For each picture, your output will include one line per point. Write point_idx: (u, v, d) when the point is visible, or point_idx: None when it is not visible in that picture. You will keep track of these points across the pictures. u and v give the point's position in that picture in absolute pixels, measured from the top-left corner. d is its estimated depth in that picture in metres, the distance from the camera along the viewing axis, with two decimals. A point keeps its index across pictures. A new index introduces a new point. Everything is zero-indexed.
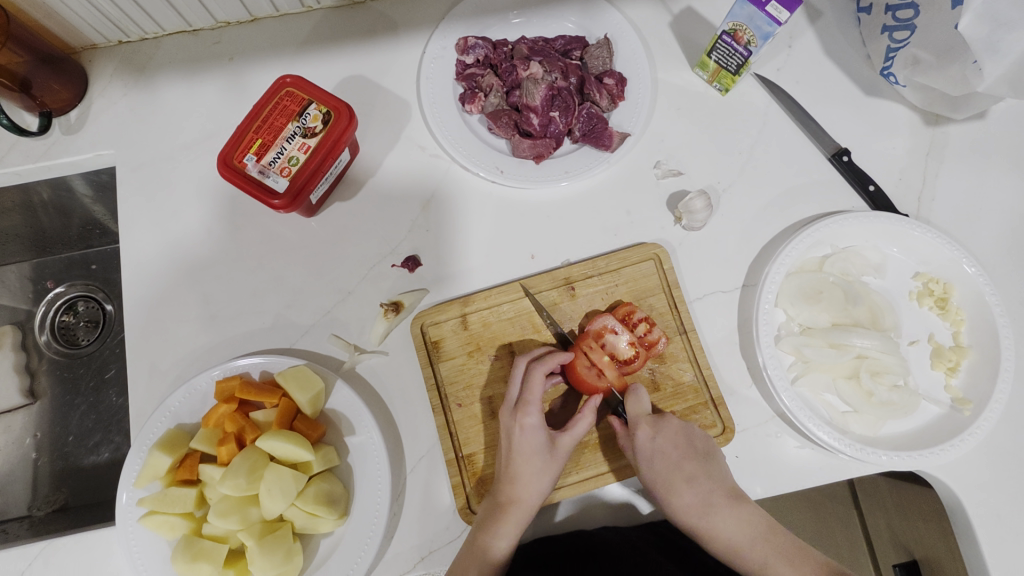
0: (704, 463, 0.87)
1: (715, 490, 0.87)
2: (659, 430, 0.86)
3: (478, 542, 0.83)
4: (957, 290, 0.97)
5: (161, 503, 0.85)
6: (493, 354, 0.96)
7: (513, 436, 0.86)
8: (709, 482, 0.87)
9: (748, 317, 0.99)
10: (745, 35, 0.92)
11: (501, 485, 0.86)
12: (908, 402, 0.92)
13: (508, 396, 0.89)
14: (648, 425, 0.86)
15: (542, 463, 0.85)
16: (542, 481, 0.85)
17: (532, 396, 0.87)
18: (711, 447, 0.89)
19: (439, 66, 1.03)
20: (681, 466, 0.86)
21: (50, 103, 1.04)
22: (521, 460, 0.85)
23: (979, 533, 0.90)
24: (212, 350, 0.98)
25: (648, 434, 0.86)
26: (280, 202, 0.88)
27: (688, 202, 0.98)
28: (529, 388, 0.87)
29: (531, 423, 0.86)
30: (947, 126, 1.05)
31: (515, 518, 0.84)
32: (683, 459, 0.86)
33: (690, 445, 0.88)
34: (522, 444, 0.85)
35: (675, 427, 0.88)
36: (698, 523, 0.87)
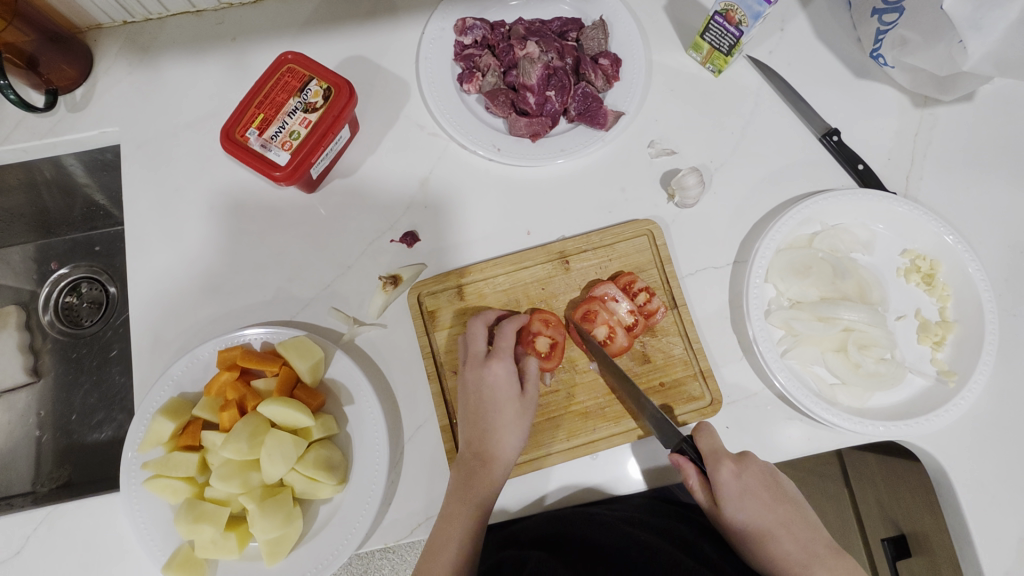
0: (777, 493, 0.85)
1: (789, 521, 0.84)
2: (734, 461, 0.84)
3: (463, 508, 0.83)
4: (943, 266, 0.99)
5: (164, 467, 0.86)
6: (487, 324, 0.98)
7: (484, 388, 0.89)
8: (782, 512, 0.84)
9: (739, 292, 1.01)
10: (736, 16, 0.95)
11: (474, 442, 0.87)
12: (895, 374, 0.94)
13: (475, 350, 0.92)
14: (728, 460, 0.83)
15: (512, 413, 0.88)
16: (515, 433, 0.87)
17: (503, 346, 0.90)
18: (777, 478, 0.87)
19: (437, 47, 1.05)
20: (757, 499, 0.83)
21: (57, 81, 1.06)
22: (492, 411, 0.87)
23: (964, 502, 0.92)
24: (214, 323, 1.00)
25: (728, 469, 0.83)
26: (282, 175, 0.90)
27: (680, 178, 1.01)
28: (500, 338, 0.91)
29: (502, 373, 0.89)
30: (935, 107, 1.07)
31: (493, 474, 0.85)
32: (754, 488, 0.84)
33: (762, 476, 0.86)
34: (494, 395, 0.88)
35: (744, 455, 0.86)
36: (769, 551, 0.83)
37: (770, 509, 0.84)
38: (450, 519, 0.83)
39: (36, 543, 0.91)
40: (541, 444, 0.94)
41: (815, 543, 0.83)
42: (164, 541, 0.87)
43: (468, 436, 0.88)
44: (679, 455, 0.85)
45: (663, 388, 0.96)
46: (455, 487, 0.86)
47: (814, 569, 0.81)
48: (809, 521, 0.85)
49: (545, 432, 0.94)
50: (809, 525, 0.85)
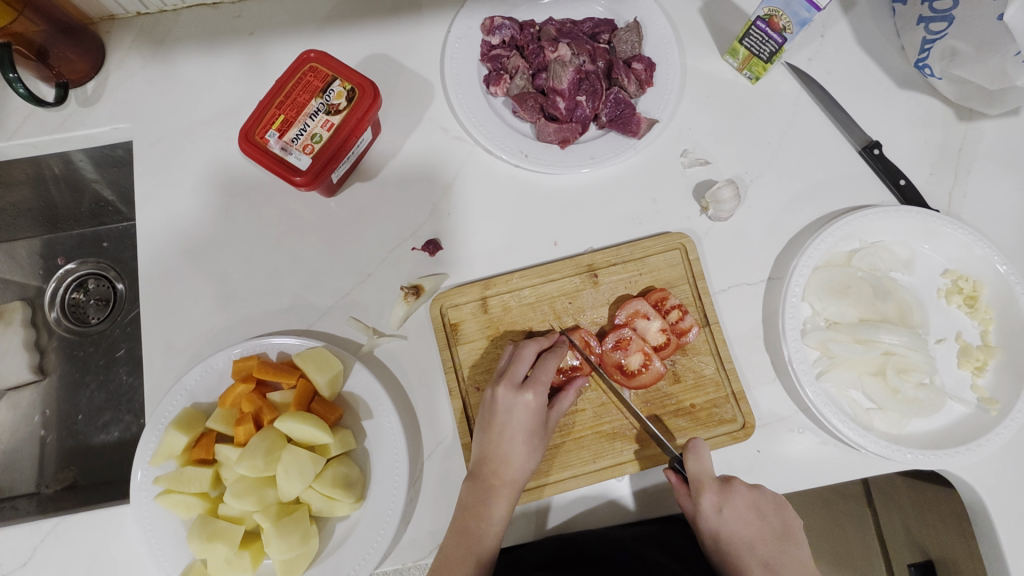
0: (764, 529, 0.82)
1: (770, 558, 0.81)
2: (719, 491, 0.82)
3: (471, 527, 0.81)
4: (986, 288, 0.95)
5: (176, 482, 0.83)
6: (512, 339, 0.95)
7: (513, 413, 0.85)
8: (764, 549, 0.81)
9: (773, 311, 0.97)
10: (781, 21, 0.90)
11: (491, 463, 0.84)
12: (934, 400, 0.90)
13: (514, 372, 0.87)
14: (711, 490, 0.81)
15: (537, 441, 0.85)
16: (534, 459, 0.85)
17: (544, 376, 0.86)
18: (770, 510, 0.83)
19: (464, 46, 1.01)
20: (738, 532, 0.81)
21: (68, 74, 1.02)
22: (517, 437, 0.84)
23: (1001, 533, 0.89)
24: (228, 330, 0.97)
25: (709, 498, 0.81)
26: (302, 180, 0.86)
27: (715, 191, 0.97)
28: (542, 368, 0.87)
29: (534, 402, 0.85)
30: (980, 121, 1.03)
31: (507, 495, 0.83)
32: (736, 522, 0.81)
33: (751, 510, 0.83)
34: (522, 421, 0.85)
35: (731, 482, 0.84)
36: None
37: (751, 543, 0.81)
38: (463, 536, 0.81)
39: (42, 555, 0.88)
40: (565, 466, 0.90)
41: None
42: (176, 557, 0.84)
43: (482, 454, 0.86)
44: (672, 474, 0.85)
45: (694, 410, 0.92)
46: (464, 502, 0.84)
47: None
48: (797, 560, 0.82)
49: (570, 454, 0.91)
50: (795, 565, 0.82)
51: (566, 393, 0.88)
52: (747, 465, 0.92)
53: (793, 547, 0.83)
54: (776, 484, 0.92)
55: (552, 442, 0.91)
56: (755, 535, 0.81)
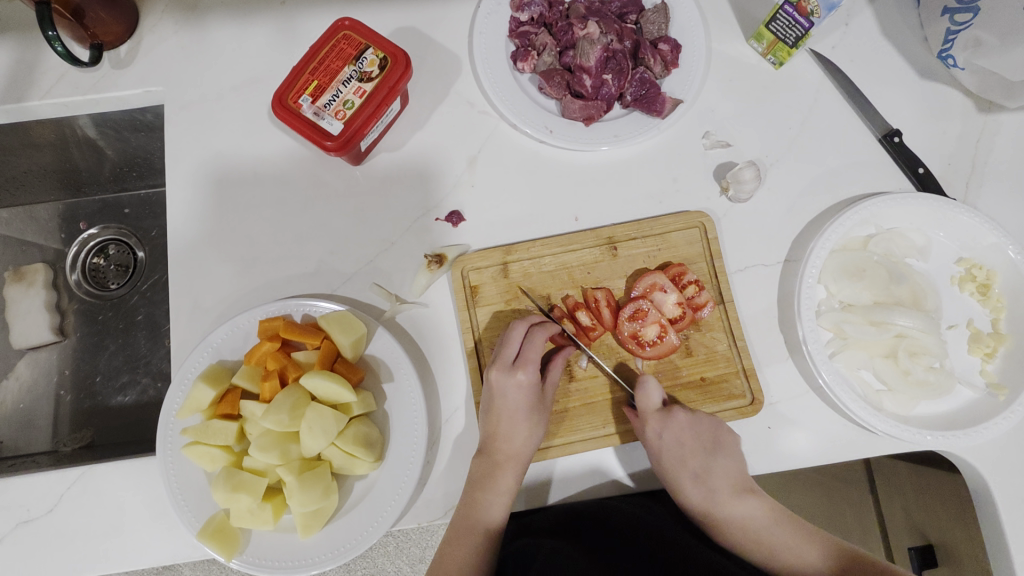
0: (695, 446, 0.88)
1: (700, 471, 0.88)
2: (661, 419, 0.87)
3: (481, 499, 0.85)
4: (999, 276, 0.97)
5: (203, 434, 0.86)
6: (530, 304, 0.96)
7: (507, 393, 0.88)
8: (696, 463, 0.88)
9: (789, 292, 0.99)
10: (808, 6, 0.91)
11: (495, 441, 0.87)
12: (944, 383, 0.92)
13: (505, 354, 0.90)
14: (650, 419, 0.87)
15: (535, 417, 0.88)
16: (536, 434, 0.87)
17: (532, 355, 0.89)
18: (706, 429, 0.89)
19: (492, 22, 1.02)
20: (676, 453, 0.87)
21: (102, 36, 1.03)
22: (515, 415, 0.87)
23: (1005, 516, 0.91)
24: (253, 292, 0.99)
25: (652, 427, 0.87)
26: (333, 145, 0.88)
27: (737, 171, 0.98)
28: (530, 347, 0.89)
29: (527, 381, 0.88)
30: (1000, 114, 1.04)
31: (512, 470, 0.86)
32: (674, 444, 0.87)
33: (687, 431, 0.88)
34: (517, 401, 0.87)
35: (671, 411, 0.88)
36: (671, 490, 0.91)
37: (683, 461, 0.88)
38: (477, 504, 0.85)
39: (68, 503, 0.90)
40: (575, 429, 0.92)
41: (718, 489, 0.89)
42: (200, 507, 0.86)
43: (487, 433, 0.88)
44: (626, 407, 0.91)
45: (704, 383, 0.94)
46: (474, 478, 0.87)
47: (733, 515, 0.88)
48: (727, 470, 0.89)
49: (580, 418, 0.92)
50: (730, 473, 0.89)
51: (555, 363, 0.92)
52: (758, 442, 0.94)
53: (730, 461, 0.89)
54: (785, 461, 0.94)
55: (565, 407, 0.92)
56: (687, 453, 0.88)
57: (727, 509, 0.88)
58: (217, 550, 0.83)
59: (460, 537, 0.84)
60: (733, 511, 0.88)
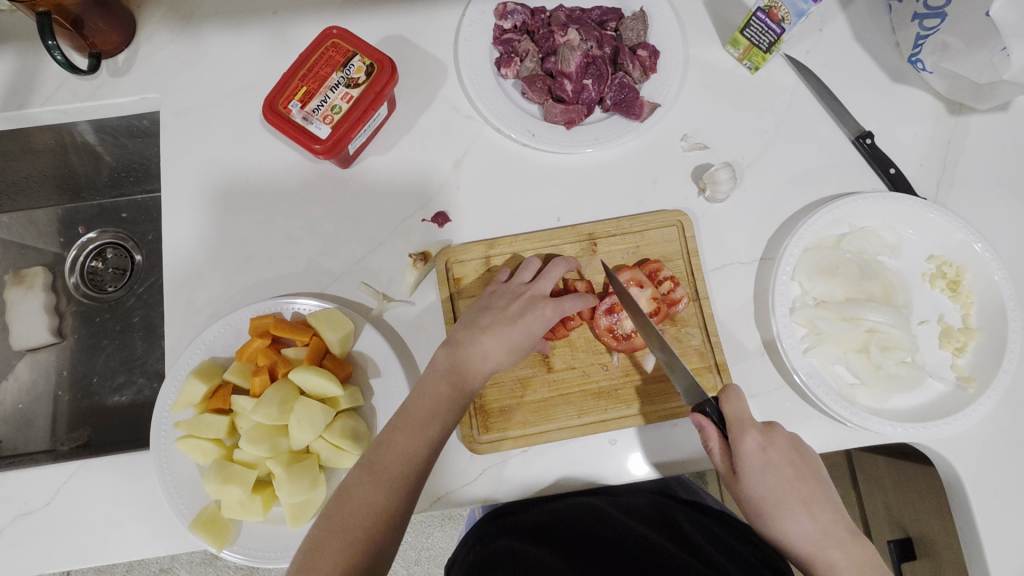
0: (803, 470, 0.82)
1: (811, 502, 0.81)
2: (763, 433, 0.82)
3: (438, 408, 0.81)
4: (969, 273, 1.00)
5: (195, 428, 0.89)
6: None
7: (527, 311, 0.87)
8: (808, 492, 0.81)
9: (765, 289, 1.02)
10: (779, 12, 0.95)
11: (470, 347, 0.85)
12: (915, 377, 0.94)
13: (525, 280, 0.93)
14: (754, 430, 0.81)
15: (518, 345, 0.86)
16: (511, 359, 0.86)
17: (570, 307, 0.89)
18: (805, 453, 0.84)
19: (477, 29, 1.06)
20: (781, 474, 0.81)
21: (101, 45, 1.07)
22: (518, 328, 0.86)
23: (975, 506, 0.94)
24: (245, 291, 1.02)
25: (753, 439, 0.81)
26: (322, 148, 0.92)
27: (712, 172, 1.01)
28: (573, 305, 0.89)
29: (548, 320, 0.87)
30: (970, 116, 1.07)
31: (483, 364, 0.85)
32: (777, 462, 0.81)
33: (790, 452, 0.83)
34: (534, 320, 0.86)
35: (773, 428, 0.84)
36: (779, 525, 0.81)
37: (791, 483, 0.81)
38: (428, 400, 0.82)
39: (65, 496, 0.93)
40: (551, 418, 0.95)
41: (836, 526, 0.80)
42: (192, 500, 0.89)
43: (474, 326, 0.87)
44: (710, 423, 0.84)
45: None
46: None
47: (830, 554, 0.78)
48: (837, 507, 0.82)
49: (557, 408, 0.95)
50: (831, 508, 0.82)
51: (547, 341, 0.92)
52: None
53: (830, 493, 0.83)
54: None
55: (542, 397, 0.96)
56: (792, 474, 0.81)
57: (839, 553, 0.78)
58: (208, 540, 0.86)
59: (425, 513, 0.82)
60: (841, 553, 0.78)
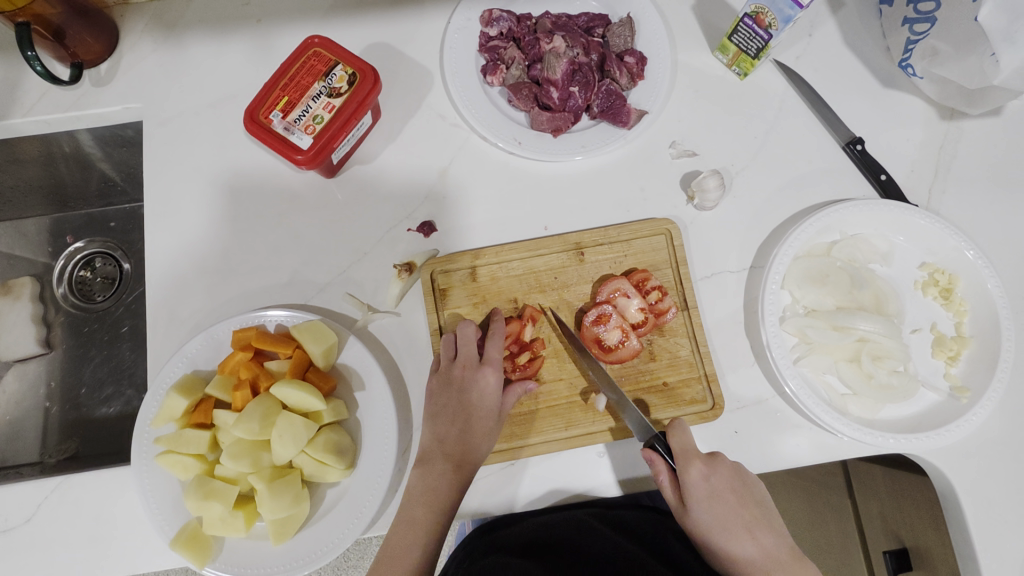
0: (745, 495, 0.84)
1: (753, 526, 0.84)
2: (707, 463, 0.83)
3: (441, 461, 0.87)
4: (961, 281, 0.98)
5: (176, 443, 0.87)
6: (496, 307, 0.99)
7: (469, 391, 0.91)
8: (751, 516, 0.84)
9: (755, 298, 1.00)
10: (766, 18, 0.93)
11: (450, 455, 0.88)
12: (907, 387, 0.93)
13: (466, 355, 0.93)
14: (699, 461, 0.82)
15: (489, 424, 0.90)
16: (487, 440, 0.89)
17: (491, 353, 0.92)
18: (747, 478, 0.86)
19: (463, 37, 1.05)
20: (725, 502, 0.83)
21: (83, 55, 1.06)
22: (470, 416, 0.90)
23: (970, 518, 0.92)
24: (228, 303, 1.01)
25: (698, 470, 0.82)
26: (303, 158, 0.90)
27: (701, 180, 1.00)
28: (492, 346, 0.93)
29: (490, 383, 0.91)
30: (962, 121, 1.06)
31: (457, 486, 0.86)
32: (720, 491, 0.83)
33: (733, 479, 0.85)
34: (477, 399, 0.91)
35: (716, 456, 0.86)
36: (724, 551, 0.83)
37: (734, 510, 0.83)
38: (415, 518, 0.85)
39: (46, 512, 0.92)
40: (538, 431, 0.94)
41: (777, 547, 0.83)
42: (174, 516, 0.88)
43: (435, 442, 0.90)
44: (655, 455, 0.84)
45: (667, 388, 0.96)
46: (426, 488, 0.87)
47: (771, 574, 0.82)
48: (776, 528, 0.85)
49: (544, 420, 0.94)
50: (771, 529, 0.85)
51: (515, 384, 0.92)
52: (725, 447, 0.95)
53: (770, 516, 0.86)
54: (751, 465, 0.95)
55: (528, 409, 0.95)
56: (736, 501, 0.83)
57: (781, 573, 0.82)
58: (190, 557, 0.85)
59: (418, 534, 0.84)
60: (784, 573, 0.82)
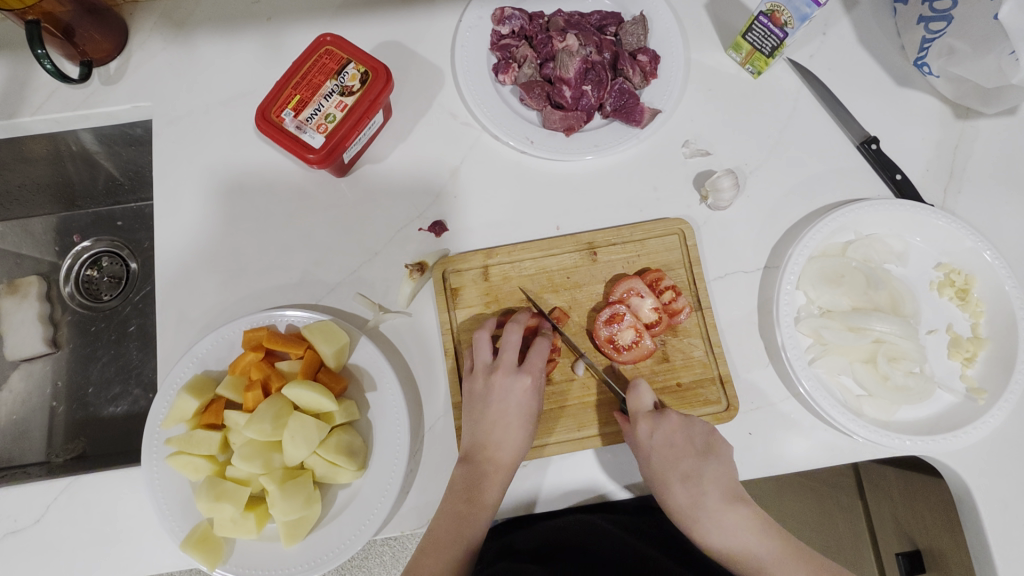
0: (691, 447, 0.86)
1: (694, 476, 0.85)
2: (653, 419, 0.86)
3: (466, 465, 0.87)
4: (977, 281, 0.97)
5: (187, 444, 0.87)
6: (508, 307, 0.98)
7: (509, 397, 0.89)
8: (691, 467, 0.85)
9: (769, 298, 1.00)
10: (782, 17, 0.92)
11: (484, 451, 0.87)
12: (923, 388, 0.92)
13: (506, 359, 0.91)
14: (644, 419, 0.86)
15: (530, 428, 0.89)
16: (528, 443, 0.89)
17: (536, 359, 0.91)
18: (700, 433, 0.87)
19: (474, 35, 1.04)
20: (666, 455, 0.85)
21: (92, 53, 1.06)
22: (512, 421, 0.88)
23: (985, 520, 0.91)
24: (238, 303, 1.00)
25: (643, 426, 0.85)
26: (315, 157, 0.89)
27: (715, 180, 0.99)
28: (535, 353, 0.91)
29: (531, 388, 0.90)
30: (977, 120, 1.05)
31: (495, 486, 0.86)
32: (664, 444, 0.85)
33: (680, 433, 0.87)
34: (518, 405, 0.88)
35: (665, 412, 0.87)
36: (664, 498, 0.87)
37: (673, 463, 0.85)
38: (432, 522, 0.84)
39: (55, 513, 0.91)
40: (551, 431, 0.93)
41: (709, 495, 0.84)
42: (184, 518, 0.87)
43: (473, 445, 0.88)
44: (617, 412, 0.90)
45: (680, 389, 0.95)
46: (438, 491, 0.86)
47: (703, 520, 0.84)
48: (720, 480, 0.85)
49: (557, 420, 0.93)
50: (714, 480, 0.85)
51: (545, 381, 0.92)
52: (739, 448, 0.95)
53: (721, 468, 0.85)
54: (765, 467, 0.94)
55: (542, 409, 0.94)
56: (679, 454, 0.85)
57: (715, 518, 0.83)
58: (200, 559, 0.84)
59: (439, 547, 0.82)
60: (716, 523, 0.83)
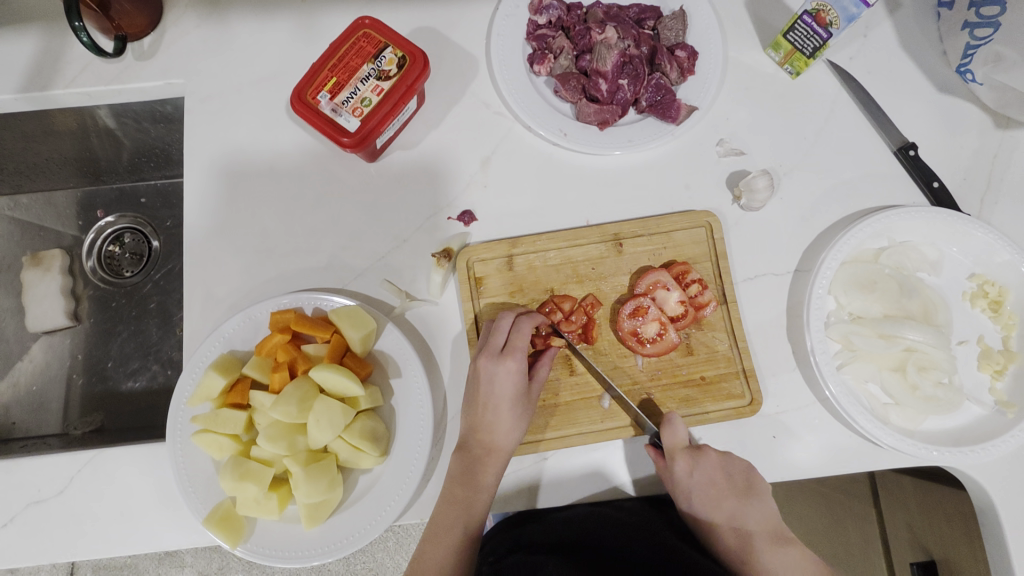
0: (726, 488, 0.88)
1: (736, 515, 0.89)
2: (692, 458, 0.87)
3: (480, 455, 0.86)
4: (1012, 294, 0.96)
5: (213, 422, 0.87)
6: (530, 295, 0.97)
7: (495, 381, 0.88)
8: (729, 505, 0.88)
9: (799, 302, 0.99)
10: (827, 16, 0.91)
11: (477, 436, 0.87)
12: (952, 399, 0.91)
13: (493, 342, 0.90)
14: (682, 458, 0.86)
15: (520, 409, 0.88)
16: (519, 429, 0.88)
17: (519, 342, 0.89)
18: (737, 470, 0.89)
19: (510, 24, 1.03)
20: (705, 495, 0.88)
21: (127, 28, 1.05)
22: (501, 405, 0.87)
23: (1009, 534, 0.91)
24: (265, 285, 1.00)
25: (682, 465, 0.86)
26: (350, 141, 0.89)
27: (749, 180, 0.98)
28: (519, 335, 0.89)
29: (515, 370, 0.88)
30: (1017, 130, 1.04)
31: (494, 466, 0.86)
32: (703, 484, 0.88)
33: (717, 472, 0.88)
34: (504, 386, 0.88)
35: (704, 450, 0.89)
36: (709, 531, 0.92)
37: (716, 501, 0.88)
38: (452, 510, 0.84)
39: (78, 485, 0.92)
40: (573, 422, 0.92)
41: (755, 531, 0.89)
42: (207, 495, 0.88)
43: (470, 431, 0.88)
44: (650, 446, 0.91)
45: (705, 383, 0.94)
46: (458, 477, 0.86)
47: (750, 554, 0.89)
48: (762, 516, 0.88)
49: (578, 409, 0.93)
50: (758, 518, 0.88)
51: (542, 363, 0.91)
52: (762, 451, 0.94)
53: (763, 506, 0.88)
54: (787, 470, 0.94)
55: (563, 398, 0.93)
56: (718, 494, 0.88)
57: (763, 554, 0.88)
58: (222, 537, 0.84)
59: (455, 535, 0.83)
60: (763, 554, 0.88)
